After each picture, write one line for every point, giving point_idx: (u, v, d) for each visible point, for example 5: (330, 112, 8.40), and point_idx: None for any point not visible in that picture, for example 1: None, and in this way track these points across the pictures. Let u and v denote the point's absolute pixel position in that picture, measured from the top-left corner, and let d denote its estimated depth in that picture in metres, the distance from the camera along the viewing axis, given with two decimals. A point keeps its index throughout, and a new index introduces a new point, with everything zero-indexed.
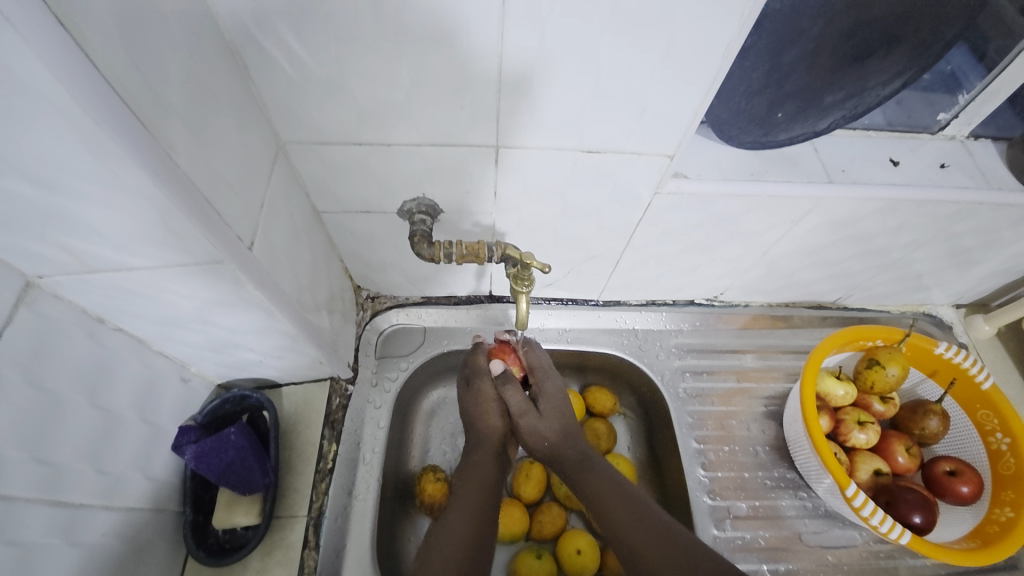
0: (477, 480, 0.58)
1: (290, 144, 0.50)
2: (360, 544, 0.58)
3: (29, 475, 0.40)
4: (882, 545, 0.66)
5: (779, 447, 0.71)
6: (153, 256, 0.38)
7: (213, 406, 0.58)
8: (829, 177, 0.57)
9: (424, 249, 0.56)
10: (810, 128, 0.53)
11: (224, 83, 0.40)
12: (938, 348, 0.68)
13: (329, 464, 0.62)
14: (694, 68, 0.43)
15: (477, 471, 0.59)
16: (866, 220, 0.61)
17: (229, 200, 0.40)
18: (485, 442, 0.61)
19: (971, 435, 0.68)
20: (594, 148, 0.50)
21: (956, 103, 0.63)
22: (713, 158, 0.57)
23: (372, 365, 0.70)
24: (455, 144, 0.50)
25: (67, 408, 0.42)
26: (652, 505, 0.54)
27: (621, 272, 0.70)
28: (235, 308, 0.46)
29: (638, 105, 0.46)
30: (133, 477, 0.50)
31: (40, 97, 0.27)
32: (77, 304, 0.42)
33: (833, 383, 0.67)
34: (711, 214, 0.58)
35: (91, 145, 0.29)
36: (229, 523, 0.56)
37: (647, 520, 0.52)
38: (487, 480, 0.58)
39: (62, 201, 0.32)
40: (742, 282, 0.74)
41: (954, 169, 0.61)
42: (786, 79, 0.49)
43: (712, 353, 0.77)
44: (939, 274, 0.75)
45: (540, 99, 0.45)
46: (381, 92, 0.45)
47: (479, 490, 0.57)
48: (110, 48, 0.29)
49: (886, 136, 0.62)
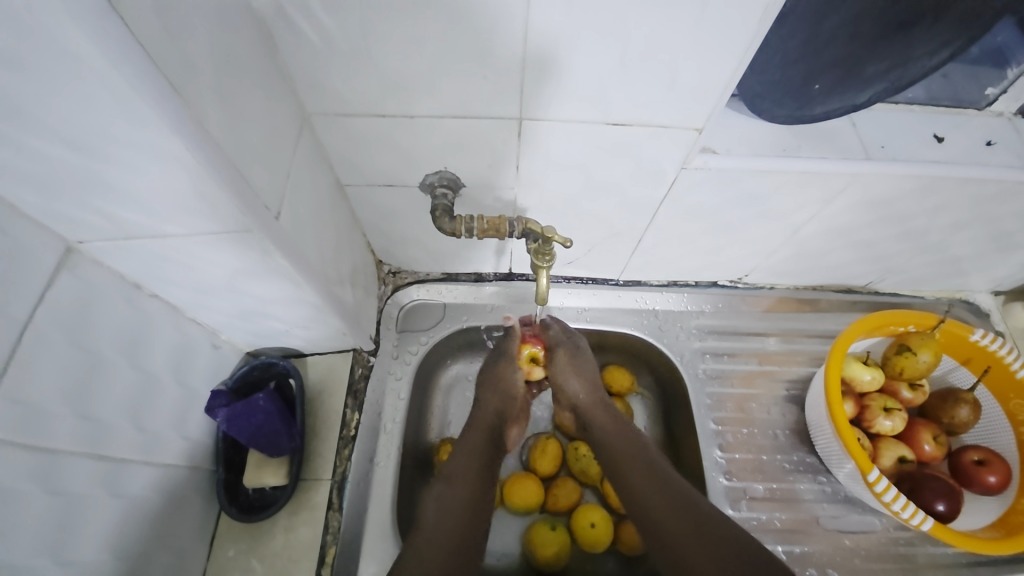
0: (466, 456, 0.59)
1: (315, 115, 0.50)
2: (381, 509, 0.60)
3: (74, 428, 0.42)
4: (902, 532, 0.65)
5: (800, 431, 0.70)
6: (186, 224, 0.39)
7: (242, 372, 0.61)
8: (867, 154, 0.54)
9: (445, 224, 0.56)
10: (849, 101, 0.50)
11: (251, 53, 0.40)
12: (973, 335, 0.65)
13: (351, 432, 0.64)
14: (729, 33, 0.41)
15: (468, 445, 0.60)
16: (904, 199, 0.58)
17: (258, 170, 0.41)
18: (480, 415, 0.63)
19: (1003, 425, 0.66)
20: (620, 122, 0.49)
21: (1005, 77, 0.60)
22: (743, 133, 0.55)
23: (393, 339, 0.71)
24: (478, 117, 0.49)
25: (108, 369, 0.45)
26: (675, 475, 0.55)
27: (643, 251, 0.69)
28: (264, 278, 0.48)
29: (667, 77, 0.44)
30: (170, 436, 0.53)
31: (78, 61, 0.27)
32: (114, 269, 0.44)
33: (859, 368, 0.65)
34: (739, 192, 0.57)
35: (129, 111, 0.30)
36: (258, 482, 0.59)
37: (671, 493, 0.52)
38: (481, 449, 0.60)
39: (103, 167, 0.34)
40: (768, 264, 0.73)
41: (1001, 147, 0.58)
42: (825, 47, 0.48)
43: (734, 336, 0.76)
44: (979, 259, 0.72)
45: (564, 72, 0.44)
46: (406, 63, 0.44)
47: (472, 462, 0.58)
48: (143, 11, 0.29)
49: (929, 111, 0.59)
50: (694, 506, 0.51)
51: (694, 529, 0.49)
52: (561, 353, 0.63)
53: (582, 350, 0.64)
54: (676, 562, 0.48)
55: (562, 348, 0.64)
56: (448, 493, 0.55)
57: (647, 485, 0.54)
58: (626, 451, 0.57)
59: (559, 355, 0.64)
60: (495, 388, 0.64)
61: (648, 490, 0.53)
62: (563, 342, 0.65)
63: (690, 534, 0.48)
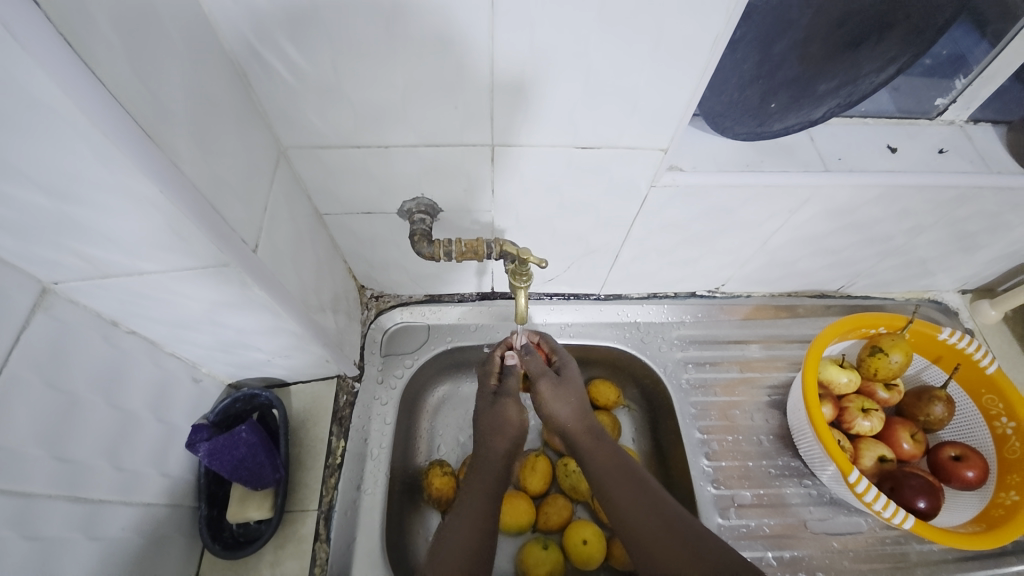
0: (483, 493, 0.58)
1: (291, 148, 0.51)
2: (369, 538, 0.59)
3: (49, 471, 0.41)
4: (888, 531, 0.66)
5: (784, 436, 0.71)
6: (163, 260, 0.40)
7: (224, 405, 0.60)
8: (826, 165, 0.57)
9: (424, 248, 0.57)
10: (806, 117, 0.53)
11: (223, 91, 0.41)
12: (941, 334, 0.68)
13: (337, 459, 0.64)
14: (684, 59, 0.43)
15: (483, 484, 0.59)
16: (865, 207, 0.61)
17: (234, 205, 0.42)
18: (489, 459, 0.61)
19: (977, 420, 0.68)
20: (588, 144, 0.51)
21: (954, 87, 0.63)
22: (708, 150, 0.57)
23: (378, 363, 0.71)
24: (452, 144, 0.51)
25: (85, 408, 0.44)
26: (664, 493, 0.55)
27: (621, 266, 0.71)
28: (244, 309, 0.48)
29: (630, 101, 0.46)
30: (150, 473, 0.52)
31: (48, 109, 0.28)
32: (91, 308, 0.44)
33: (835, 370, 0.67)
34: (708, 206, 0.59)
35: (102, 155, 0.31)
36: (242, 517, 0.58)
37: (660, 508, 0.53)
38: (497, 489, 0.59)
39: (78, 210, 0.34)
40: (743, 273, 0.75)
41: (952, 154, 0.61)
42: (777, 69, 0.50)
43: (715, 344, 0.77)
44: (943, 259, 0.74)
45: (533, 100, 0.46)
46: (379, 96, 0.46)
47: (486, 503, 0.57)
48: (113, 61, 0.30)
49: (884, 123, 0.62)
50: (684, 522, 0.51)
51: (682, 551, 0.49)
52: (544, 384, 0.61)
53: (565, 379, 0.62)
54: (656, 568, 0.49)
55: (544, 376, 0.62)
56: (460, 528, 0.54)
57: (636, 504, 0.53)
58: (623, 482, 0.56)
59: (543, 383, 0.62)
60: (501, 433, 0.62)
61: (643, 518, 0.52)
62: (544, 370, 0.63)
63: (670, 544, 0.50)
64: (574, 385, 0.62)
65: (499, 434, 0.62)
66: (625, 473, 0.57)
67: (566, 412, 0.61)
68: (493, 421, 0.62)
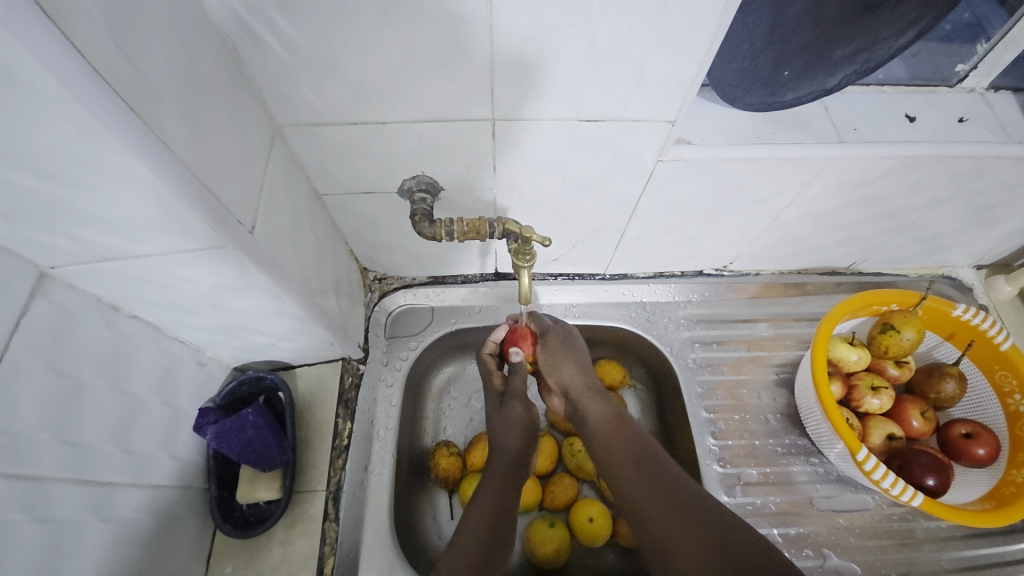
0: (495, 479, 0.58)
1: (287, 127, 0.50)
2: (378, 517, 0.60)
3: (57, 455, 0.42)
4: (895, 508, 0.66)
5: (791, 414, 0.71)
6: (160, 243, 0.39)
7: (231, 388, 0.60)
8: (840, 137, 0.55)
9: (425, 228, 0.56)
10: (819, 85, 0.51)
11: (212, 67, 0.40)
12: (955, 310, 0.66)
13: (344, 441, 0.64)
14: (692, 28, 0.41)
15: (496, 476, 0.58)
16: (879, 180, 0.59)
17: (228, 185, 0.41)
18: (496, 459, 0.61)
19: (989, 398, 0.67)
20: (592, 117, 0.49)
21: (975, 52, 0.60)
22: (717, 122, 0.55)
23: (383, 345, 0.71)
24: (451, 120, 0.49)
25: (90, 393, 0.44)
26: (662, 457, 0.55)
27: (627, 245, 0.70)
28: (245, 292, 0.47)
29: (635, 71, 0.44)
30: (158, 456, 0.53)
31: (30, 87, 0.27)
32: (91, 292, 0.43)
33: (845, 348, 0.66)
34: (716, 181, 0.57)
35: (86, 134, 0.30)
36: (252, 497, 0.58)
37: (660, 474, 0.53)
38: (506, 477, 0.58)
39: (69, 192, 0.33)
40: (752, 250, 0.73)
41: (974, 123, 0.58)
42: (790, 34, 0.48)
43: (722, 323, 0.76)
44: (960, 234, 0.72)
45: (535, 71, 0.44)
46: (374, 70, 0.44)
47: (496, 491, 0.56)
48: (94, 34, 0.29)
49: (901, 91, 0.60)
50: (684, 486, 0.52)
51: (690, 526, 0.47)
52: (551, 337, 0.64)
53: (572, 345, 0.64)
54: (656, 534, 0.49)
55: (550, 334, 0.65)
56: (473, 517, 0.53)
57: (635, 475, 0.54)
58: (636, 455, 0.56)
59: (552, 339, 0.64)
60: (509, 426, 0.63)
61: (648, 493, 0.52)
62: (551, 330, 0.65)
63: (669, 504, 0.50)
64: (581, 350, 0.64)
65: (507, 430, 0.62)
66: (626, 443, 0.57)
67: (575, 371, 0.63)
68: (503, 418, 0.63)
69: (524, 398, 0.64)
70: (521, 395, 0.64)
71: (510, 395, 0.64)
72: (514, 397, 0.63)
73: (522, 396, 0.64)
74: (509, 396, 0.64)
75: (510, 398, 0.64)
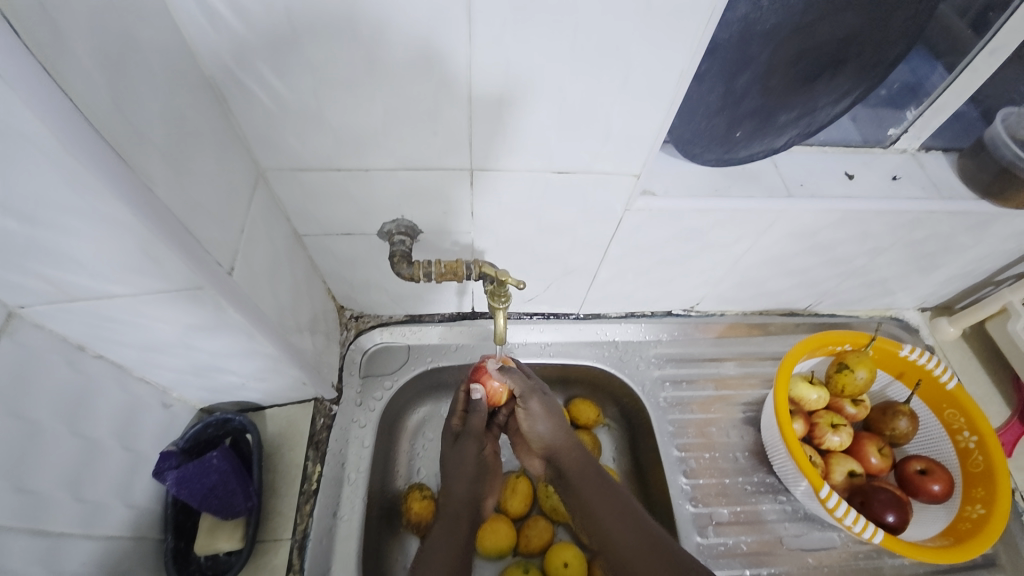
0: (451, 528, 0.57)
1: (270, 171, 0.51)
2: (345, 566, 0.58)
3: (7, 504, 0.39)
4: (861, 546, 0.67)
5: (758, 452, 0.73)
6: (135, 284, 0.39)
7: (195, 431, 0.58)
8: (789, 191, 0.60)
9: (403, 269, 0.57)
10: (769, 144, 0.57)
11: (201, 115, 0.42)
12: (902, 351, 0.71)
13: (313, 485, 0.62)
14: (651, 96, 0.46)
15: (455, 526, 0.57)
16: (826, 231, 0.64)
17: (209, 228, 0.41)
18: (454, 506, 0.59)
19: (940, 434, 0.71)
20: (564, 170, 0.53)
21: (905, 118, 0.67)
22: (678, 175, 0.60)
23: (357, 385, 0.70)
24: (431, 168, 0.52)
25: (47, 437, 0.42)
26: (645, 514, 0.55)
27: (599, 286, 0.72)
28: (218, 332, 0.47)
29: (603, 128, 0.48)
30: (113, 505, 0.50)
31: (21, 136, 0.28)
32: (57, 332, 0.42)
33: (806, 387, 0.69)
34: (679, 229, 0.61)
35: (71, 179, 0.31)
36: (211, 549, 0.55)
37: (643, 529, 0.53)
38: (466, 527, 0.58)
39: (45, 235, 0.33)
40: (716, 293, 0.77)
41: (906, 181, 0.65)
42: (740, 101, 0.52)
43: (691, 362, 0.79)
44: (903, 279, 0.78)
45: (511, 124, 0.47)
46: (359, 120, 0.47)
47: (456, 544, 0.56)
48: (90, 88, 0.30)
49: (841, 151, 0.66)
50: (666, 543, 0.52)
51: None
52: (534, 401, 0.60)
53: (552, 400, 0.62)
54: None
55: (533, 396, 0.60)
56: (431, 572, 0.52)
57: (618, 523, 0.54)
58: (605, 499, 0.56)
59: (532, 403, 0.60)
60: (464, 472, 0.61)
61: (625, 532, 0.53)
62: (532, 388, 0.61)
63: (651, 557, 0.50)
64: (557, 402, 0.63)
65: (461, 473, 0.61)
66: (611, 498, 0.57)
67: (556, 429, 0.61)
68: (457, 459, 0.61)
69: (479, 435, 0.62)
70: (477, 433, 0.62)
71: (466, 433, 0.62)
72: (470, 435, 0.62)
73: (477, 435, 0.62)
74: (463, 434, 0.62)
75: (465, 437, 0.62)
